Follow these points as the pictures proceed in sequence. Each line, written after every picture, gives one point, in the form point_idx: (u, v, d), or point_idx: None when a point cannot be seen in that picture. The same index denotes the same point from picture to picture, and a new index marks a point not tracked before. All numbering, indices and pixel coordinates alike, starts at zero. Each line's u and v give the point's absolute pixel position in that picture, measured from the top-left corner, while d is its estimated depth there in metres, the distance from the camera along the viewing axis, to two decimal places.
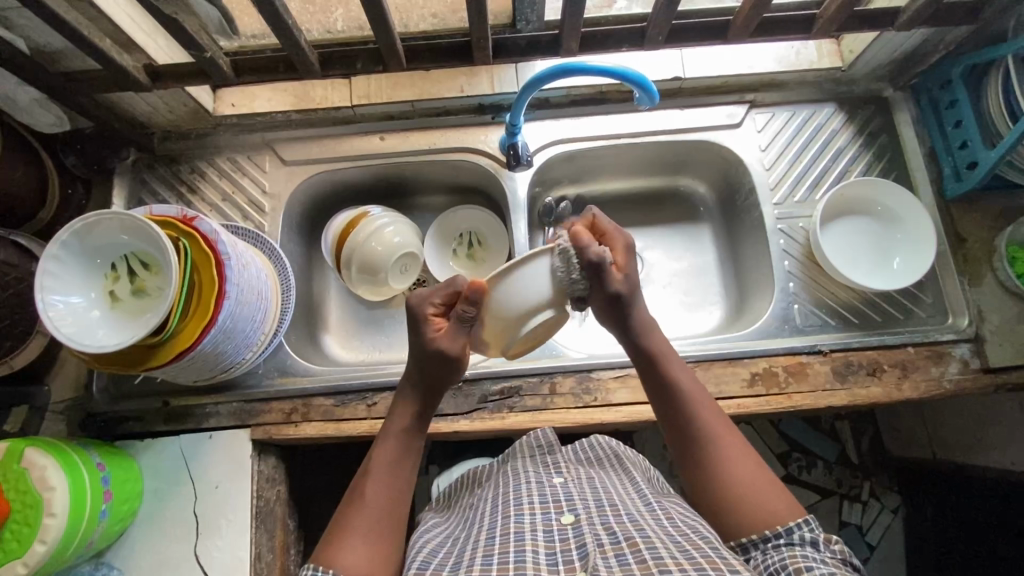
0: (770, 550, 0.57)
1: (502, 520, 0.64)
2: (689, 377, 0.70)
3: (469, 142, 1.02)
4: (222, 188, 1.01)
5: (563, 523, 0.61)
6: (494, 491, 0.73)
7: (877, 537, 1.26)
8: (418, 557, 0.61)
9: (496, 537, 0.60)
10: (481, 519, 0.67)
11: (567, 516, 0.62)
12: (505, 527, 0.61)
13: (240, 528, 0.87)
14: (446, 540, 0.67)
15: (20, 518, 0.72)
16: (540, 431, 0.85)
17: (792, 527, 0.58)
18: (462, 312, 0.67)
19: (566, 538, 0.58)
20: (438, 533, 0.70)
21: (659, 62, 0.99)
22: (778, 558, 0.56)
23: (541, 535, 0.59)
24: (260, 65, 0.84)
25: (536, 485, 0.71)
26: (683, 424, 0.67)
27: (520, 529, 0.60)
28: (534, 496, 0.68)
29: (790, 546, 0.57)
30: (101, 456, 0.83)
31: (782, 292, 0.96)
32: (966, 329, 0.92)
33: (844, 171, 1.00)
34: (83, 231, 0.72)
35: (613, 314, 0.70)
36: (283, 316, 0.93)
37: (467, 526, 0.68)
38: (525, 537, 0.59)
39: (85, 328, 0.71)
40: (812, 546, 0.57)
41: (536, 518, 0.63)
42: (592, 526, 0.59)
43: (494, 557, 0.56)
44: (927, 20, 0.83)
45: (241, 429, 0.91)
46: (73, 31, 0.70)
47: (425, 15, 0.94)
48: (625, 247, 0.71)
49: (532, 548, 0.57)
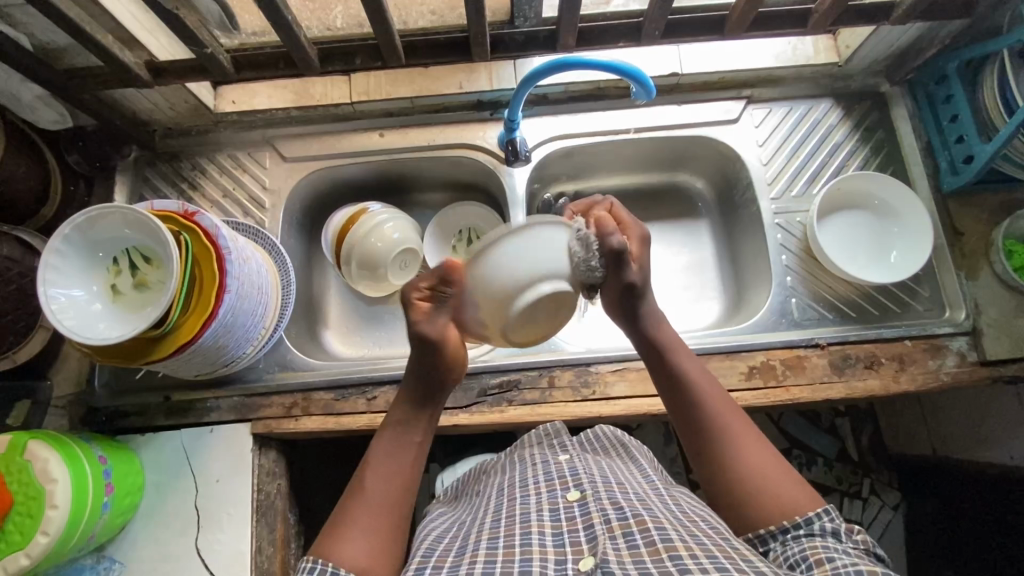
0: (791, 541, 0.58)
1: (510, 501, 0.64)
2: (698, 368, 0.70)
3: (467, 138, 1.02)
4: (223, 185, 1.01)
5: (568, 500, 0.61)
6: (500, 477, 0.74)
7: (877, 533, 1.25)
8: (424, 545, 0.61)
9: (502, 520, 0.60)
10: (486, 505, 0.68)
11: (572, 492, 0.63)
12: (512, 509, 0.62)
13: (240, 521, 0.88)
14: (453, 526, 0.67)
15: (23, 510, 0.72)
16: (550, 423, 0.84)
17: (813, 518, 0.58)
18: (441, 293, 0.66)
19: (572, 517, 0.58)
20: (443, 522, 0.70)
21: (656, 58, 1.00)
22: (798, 549, 0.56)
23: (547, 515, 0.59)
24: (260, 61, 0.85)
25: (541, 465, 0.72)
26: (696, 416, 0.67)
27: (526, 510, 0.61)
28: (540, 475, 0.69)
29: (810, 537, 0.57)
30: (103, 449, 0.84)
31: (779, 286, 0.97)
32: (963, 322, 0.92)
33: (841, 167, 1.01)
34: (84, 226, 0.72)
35: (621, 300, 0.70)
36: (283, 311, 0.94)
37: (473, 511, 0.69)
38: (532, 518, 0.59)
39: (87, 321, 0.72)
40: (833, 537, 0.57)
41: (542, 497, 0.63)
42: (598, 502, 0.59)
43: (498, 541, 0.56)
44: (923, 14, 0.83)
45: (241, 423, 0.92)
46: (75, 27, 0.71)
47: (424, 12, 0.95)
48: (641, 239, 0.73)
49: (539, 530, 0.57)
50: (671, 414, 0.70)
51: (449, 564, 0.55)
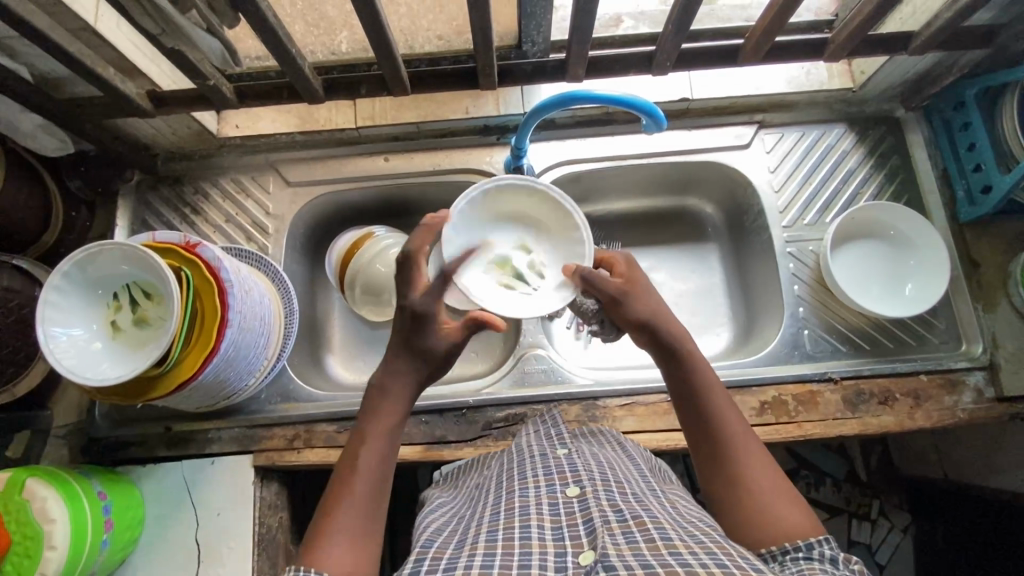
0: (789, 562, 0.53)
1: (508, 495, 0.63)
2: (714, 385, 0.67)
3: (473, 163, 1.01)
4: (225, 209, 1.00)
5: (568, 496, 0.60)
6: (499, 469, 0.72)
7: (886, 556, 1.23)
8: (423, 537, 0.61)
9: (500, 513, 0.59)
10: (486, 496, 0.66)
11: (571, 488, 0.61)
12: (510, 503, 0.61)
13: (240, 557, 0.86)
14: (452, 519, 0.66)
15: (21, 550, 0.71)
16: (549, 414, 0.82)
17: (813, 542, 0.54)
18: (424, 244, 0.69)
19: (572, 512, 0.57)
20: (444, 514, 0.69)
21: (667, 84, 0.98)
22: (796, 569, 0.51)
23: (546, 509, 0.58)
24: (263, 90, 0.83)
25: (540, 459, 0.69)
26: (707, 429, 0.64)
27: (524, 504, 0.59)
28: (539, 469, 0.67)
29: (809, 561, 0.53)
30: (103, 484, 0.82)
31: (791, 317, 0.95)
32: (980, 356, 0.90)
33: (855, 194, 0.99)
34: (85, 261, 0.71)
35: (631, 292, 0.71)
36: (287, 339, 0.93)
37: (473, 505, 0.68)
38: (530, 512, 0.57)
39: (87, 360, 0.70)
40: (832, 565, 0.53)
41: (540, 492, 0.62)
42: (597, 501, 0.58)
43: (497, 533, 0.55)
44: (942, 45, 0.81)
45: (243, 455, 0.90)
46: (75, 61, 0.69)
47: (431, 37, 0.93)
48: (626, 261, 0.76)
49: (538, 523, 0.56)
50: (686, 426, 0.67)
51: (448, 556, 0.54)
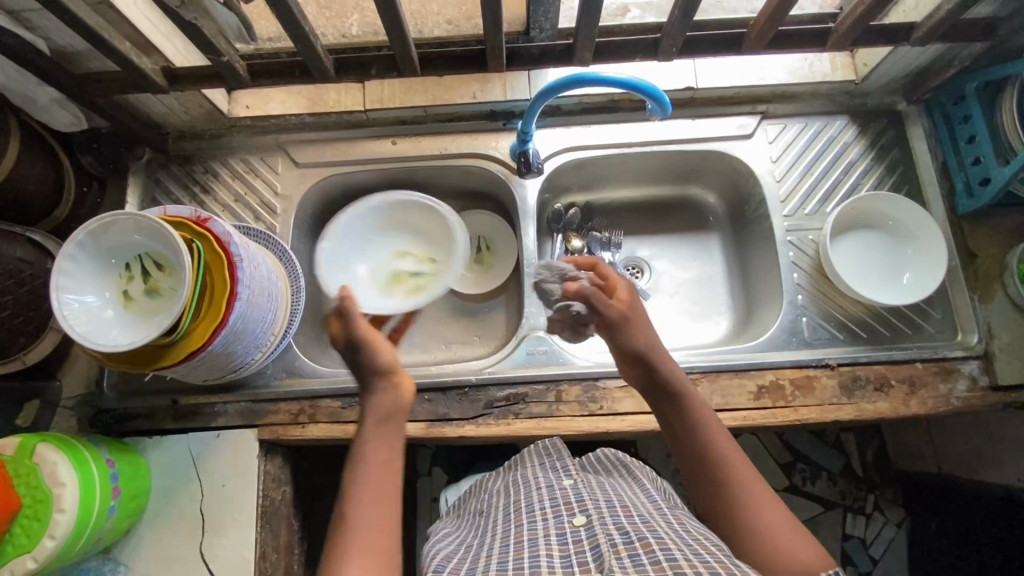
0: None
1: (516, 528, 0.64)
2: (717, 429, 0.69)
3: (480, 147, 1.03)
4: (234, 188, 1.01)
5: (574, 525, 0.61)
6: (505, 498, 0.74)
7: (880, 551, 1.25)
8: (436, 562, 0.64)
9: (510, 545, 0.60)
10: (493, 526, 0.68)
11: (578, 517, 0.62)
12: (520, 535, 0.62)
13: (245, 527, 0.88)
14: (459, 547, 0.68)
15: (31, 513, 0.73)
16: (549, 440, 0.86)
17: None
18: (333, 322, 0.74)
19: (579, 540, 0.58)
20: (450, 542, 0.72)
21: (673, 72, 0.99)
22: None
23: (554, 539, 0.59)
24: (276, 69, 0.85)
25: (547, 490, 0.71)
26: (713, 465, 0.65)
27: (533, 536, 0.60)
28: (545, 500, 0.68)
29: None
30: (112, 453, 0.84)
31: (790, 305, 0.96)
32: (974, 346, 0.92)
33: (856, 185, 1.00)
34: (98, 231, 0.73)
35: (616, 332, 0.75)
36: (293, 317, 0.94)
37: (480, 533, 0.69)
38: (539, 542, 0.59)
39: (98, 328, 0.72)
40: None
41: (548, 522, 0.63)
42: (604, 527, 0.59)
43: (508, 564, 0.56)
44: (943, 36, 0.82)
45: (248, 429, 0.92)
46: (93, 33, 0.71)
47: (440, 21, 0.94)
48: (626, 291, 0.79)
49: (547, 552, 0.56)
50: (689, 465, 0.67)
51: None
